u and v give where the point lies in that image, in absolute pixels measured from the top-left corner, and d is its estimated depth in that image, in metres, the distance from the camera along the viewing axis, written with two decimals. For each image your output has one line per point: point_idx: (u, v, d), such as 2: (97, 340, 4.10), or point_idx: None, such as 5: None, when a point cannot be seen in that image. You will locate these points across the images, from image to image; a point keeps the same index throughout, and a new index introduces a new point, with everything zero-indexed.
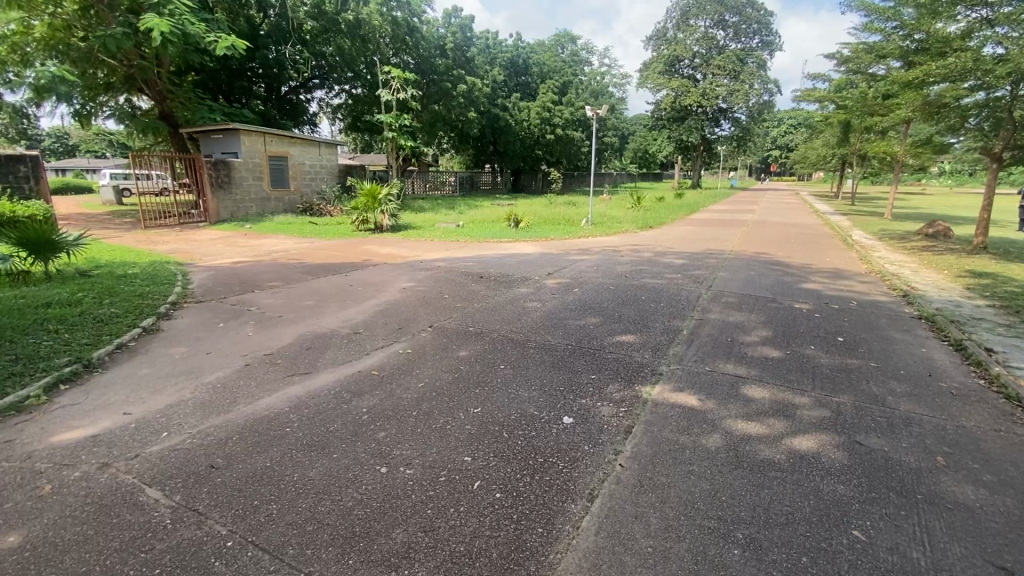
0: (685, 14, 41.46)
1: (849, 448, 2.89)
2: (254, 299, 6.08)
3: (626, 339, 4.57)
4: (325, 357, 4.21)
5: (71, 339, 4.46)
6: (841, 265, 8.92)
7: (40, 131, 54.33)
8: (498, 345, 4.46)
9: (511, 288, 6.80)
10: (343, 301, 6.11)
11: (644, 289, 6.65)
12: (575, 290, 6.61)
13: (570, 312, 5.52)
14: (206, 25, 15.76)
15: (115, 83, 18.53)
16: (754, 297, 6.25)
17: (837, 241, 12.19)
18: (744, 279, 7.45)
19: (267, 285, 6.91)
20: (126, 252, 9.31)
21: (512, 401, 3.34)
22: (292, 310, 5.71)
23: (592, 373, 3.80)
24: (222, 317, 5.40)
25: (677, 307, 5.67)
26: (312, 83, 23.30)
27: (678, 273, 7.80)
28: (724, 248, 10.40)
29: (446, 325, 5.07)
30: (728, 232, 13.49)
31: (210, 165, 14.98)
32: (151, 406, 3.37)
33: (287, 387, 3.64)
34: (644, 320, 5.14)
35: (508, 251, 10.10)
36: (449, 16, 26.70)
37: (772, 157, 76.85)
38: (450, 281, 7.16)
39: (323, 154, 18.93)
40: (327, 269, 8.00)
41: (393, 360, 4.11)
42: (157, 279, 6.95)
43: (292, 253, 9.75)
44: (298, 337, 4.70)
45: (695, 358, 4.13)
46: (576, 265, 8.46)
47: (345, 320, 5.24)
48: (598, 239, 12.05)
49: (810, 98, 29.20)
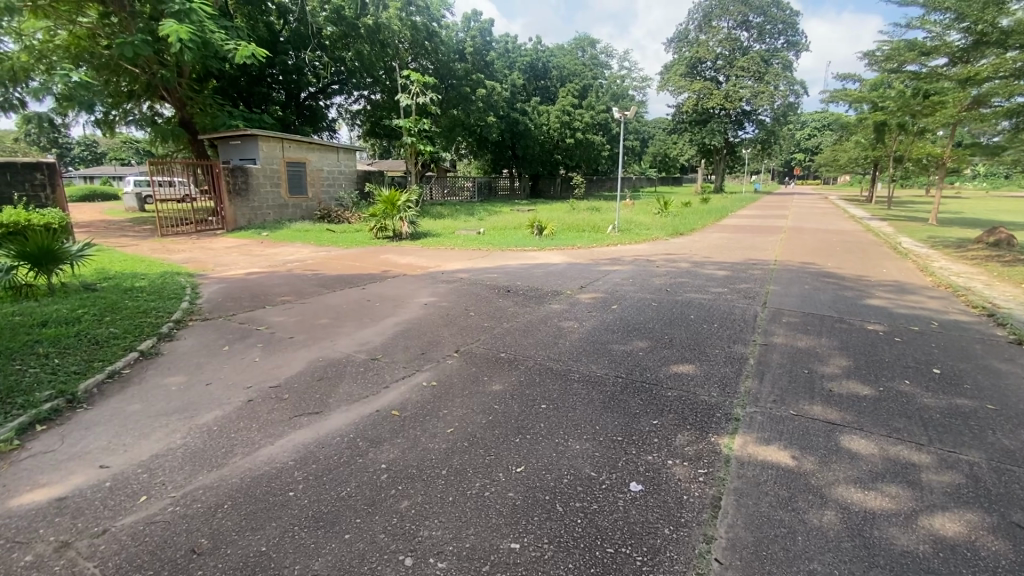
0: (708, 16, 40.50)
1: (1011, 536, 2.21)
2: (264, 317, 5.60)
3: (684, 370, 3.95)
4: (339, 391, 3.66)
5: (59, 366, 3.98)
6: (902, 277, 8.12)
7: (71, 139, 55.88)
8: (537, 375, 3.90)
9: (542, 303, 6.20)
10: (360, 319, 5.58)
11: (690, 305, 6.00)
12: (613, 306, 5.99)
13: (612, 334, 4.91)
14: (226, 31, 15.56)
15: (138, 91, 18.33)
16: (819, 317, 5.56)
17: (886, 250, 11.34)
18: (800, 293, 6.72)
19: (279, 300, 6.44)
20: (139, 263, 8.97)
21: (562, 456, 2.75)
22: (304, 330, 5.20)
23: (651, 417, 3.19)
24: (228, 339, 4.91)
25: (734, 329, 5.02)
26: (332, 89, 22.94)
27: (723, 287, 7.11)
28: (766, 257, 9.63)
29: (476, 349, 4.50)
30: (765, 239, 12.72)
31: (228, 172, 14.72)
32: (135, 455, 2.84)
33: (295, 432, 3.09)
34: (701, 345, 4.51)
35: (534, 261, 9.51)
36: (468, 20, 26.34)
37: (796, 160, 75.04)
38: (475, 296, 6.60)
39: (342, 160, 18.62)
40: (343, 281, 7.52)
41: (420, 395, 3.57)
42: (163, 293, 6.51)
43: (307, 262, 9.31)
44: (309, 365, 4.16)
45: (772, 398, 3.48)
46: (609, 277, 7.84)
47: (362, 343, 4.69)
48: (627, 247, 11.41)
49: (842, 98, 28.09)
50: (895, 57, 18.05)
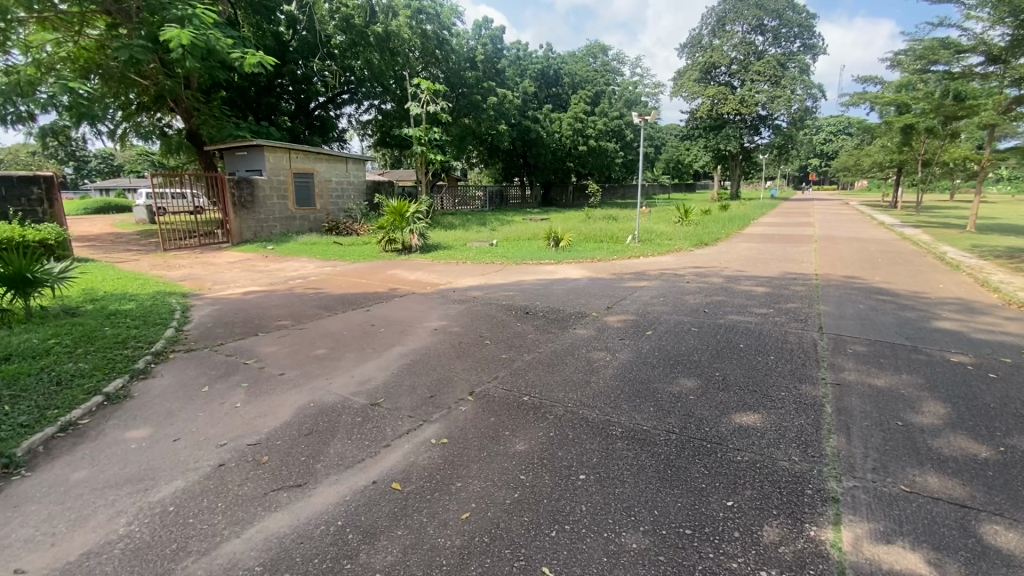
0: (721, 21, 39.76)
1: None
2: (256, 347, 5.00)
3: (750, 423, 3.25)
4: (328, 452, 3.00)
5: (4, 416, 3.39)
6: (964, 293, 7.31)
7: (86, 152, 56.53)
8: (572, 427, 3.23)
9: (565, 328, 5.51)
10: (361, 349, 4.93)
11: (736, 331, 5.27)
12: (647, 332, 5.27)
13: (653, 369, 4.21)
14: (233, 40, 14.92)
15: (147, 103, 18.44)
16: (889, 346, 4.80)
17: (932, 261, 10.48)
18: (856, 315, 5.96)
19: (275, 325, 5.82)
20: (132, 282, 8.45)
21: (617, 563, 2.06)
22: (296, 364, 4.56)
23: (724, 497, 2.50)
24: (210, 376, 4.29)
25: (796, 363, 4.29)
26: (341, 99, 22.72)
27: (766, 307, 6.37)
28: (805, 271, 8.86)
29: (494, 391, 3.82)
30: (796, 249, 11.92)
31: (233, 184, 14.26)
32: (60, 554, 2.22)
33: (269, 516, 2.43)
34: (763, 388, 3.79)
35: (552, 276, 8.83)
36: (479, 27, 25.91)
37: (812, 165, 73.63)
38: (491, 319, 5.93)
39: (350, 170, 18.16)
40: (346, 302, 6.88)
41: (429, 458, 2.91)
42: (149, 319, 5.94)
43: (310, 279, 8.75)
44: (297, 413, 3.53)
45: (871, 466, 2.76)
46: (637, 295, 7.13)
47: (362, 382, 4.05)
48: (650, 259, 10.68)
49: (864, 101, 27.21)
50: (924, 56, 17.06)
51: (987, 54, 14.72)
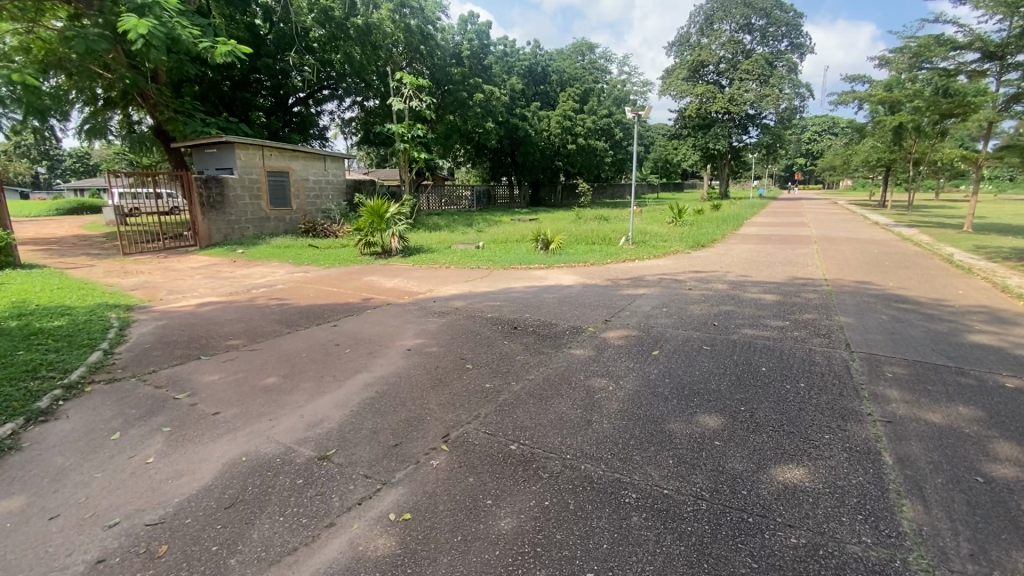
0: (710, 19, 39.41)
1: None
2: (195, 376, 4.23)
3: (797, 481, 2.58)
4: (251, 537, 2.26)
5: None
6: (986, 300, 6.75)
7: (56, 150, 54.58)
8: (573, 492, 2.52)
9: (559, 347, 4.81)
10: (318, 377, 4.17)
11: (755, 350, 4.61)
12: (653, 352, 4.58)
13: (667, 403, 3.52)
14: (200, 30, 13.85)
15: (113, 98, 17.38)
16: (931, 368, 4.16)
17: (940, 263, 10.00)
18: (882, 328, 5.34)
19: (224, 346, 5.02)
20: (75, 292, 7.58)
21: None
22: (237, 398, 3.79)
23: None
24: (126, 417, 3.50)
25: (833, 394, 3.62)
26: (322, 95, 21.78)
27: (782, 319, 5.71)
28: (812, 276, 8.26)
29: (474, 437, 3.08)
30: (798, 251, 11.37)
31: (200, 183, 13.32)
32: None
33: None
34: (801, 430, 3.12)
35: (542, 283, 8.13)
36: (465, 22, 25.18)
37: (799, 164, 74.05)
38: (474, 336, 5.18)
39: (329, 169, 17.29)
40: (311, 316, 6.09)
41: (383, 547, 2.17)
42: (75, 340, 5.11)
43: (276, 288, 7.94)
44: (223, 472, 2.79)
45: (967, 552, 2.09)
46: (637, 305, 6.46)
47: (313, 424, 3.30)
48: (645, 263, 10.03)
49: (851, 99, 27.11)
50: (917, 51, 16.39)
51: (982, 51, 14.30)
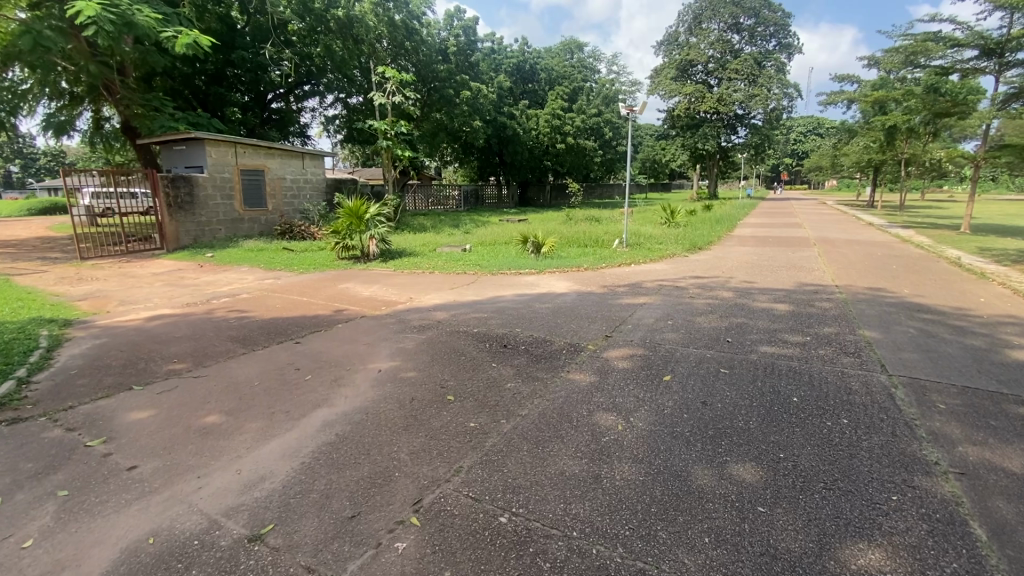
0: (698, 18, 39.09)
1: None
2: (122, 413, 3.51)
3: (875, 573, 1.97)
4: None
5: None
6: (1012, 309, 6.25)
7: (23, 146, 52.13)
8: None
9: (555, 370, 4.18)
10: (270, 413, 3.48)
11: (781, 374, 4.00)
12: (664, 377, 3.96)
13: (690, 450, 2.88)
14: (164, 18, 12.84)
15: (78, 93, 16.35)
16: (987, 397, 3.59)
17: (948, 266, 9.58)
18: (916, 345, 4.77)
19: (164, 373, 4.27)
20: (11, 304, 6.75)
21: None
22: (166, 444, 3.09)
23: None
24: (17, 474, 2.78)
25: (887, 435, 3.02)
26: (302, 90, 20.92)
27: (801, 333, 5.12)
28: (822, 282, 7.72)
29: (452, 504, 2.43)
30: (799, 253, 10.87)
31: (166, 182, 12.46)
32: None
33: None
34: (860, 487, 2.51)
35: (533, 290, 7.50)
36: (451, 17, 24.49)
37: (786, 164, 74.33)
38: (457, 357, 4.51)
39: (307, 167, 16.46)
40: (272, 332, 5.37)
41: None
42: None
43: (241, 297, 7.20)
44: (119, 562, 2.10)
45: None
46: (639, 317, 5.85)
47: (252, 486, 2.61)
48: (641, 267, 9.48)
49: (840, 99, 26.93)
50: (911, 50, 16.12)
51: (982, 48, 13.94)
